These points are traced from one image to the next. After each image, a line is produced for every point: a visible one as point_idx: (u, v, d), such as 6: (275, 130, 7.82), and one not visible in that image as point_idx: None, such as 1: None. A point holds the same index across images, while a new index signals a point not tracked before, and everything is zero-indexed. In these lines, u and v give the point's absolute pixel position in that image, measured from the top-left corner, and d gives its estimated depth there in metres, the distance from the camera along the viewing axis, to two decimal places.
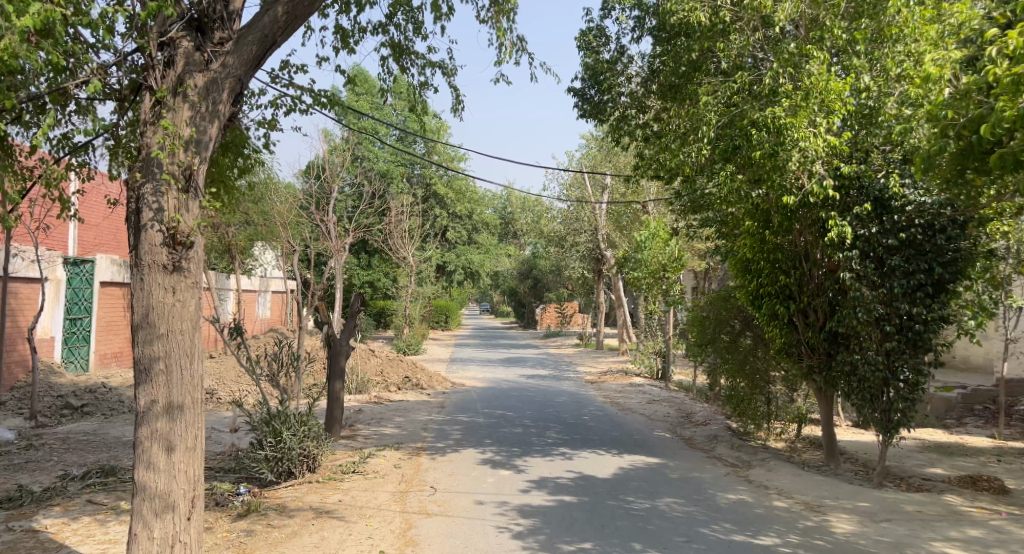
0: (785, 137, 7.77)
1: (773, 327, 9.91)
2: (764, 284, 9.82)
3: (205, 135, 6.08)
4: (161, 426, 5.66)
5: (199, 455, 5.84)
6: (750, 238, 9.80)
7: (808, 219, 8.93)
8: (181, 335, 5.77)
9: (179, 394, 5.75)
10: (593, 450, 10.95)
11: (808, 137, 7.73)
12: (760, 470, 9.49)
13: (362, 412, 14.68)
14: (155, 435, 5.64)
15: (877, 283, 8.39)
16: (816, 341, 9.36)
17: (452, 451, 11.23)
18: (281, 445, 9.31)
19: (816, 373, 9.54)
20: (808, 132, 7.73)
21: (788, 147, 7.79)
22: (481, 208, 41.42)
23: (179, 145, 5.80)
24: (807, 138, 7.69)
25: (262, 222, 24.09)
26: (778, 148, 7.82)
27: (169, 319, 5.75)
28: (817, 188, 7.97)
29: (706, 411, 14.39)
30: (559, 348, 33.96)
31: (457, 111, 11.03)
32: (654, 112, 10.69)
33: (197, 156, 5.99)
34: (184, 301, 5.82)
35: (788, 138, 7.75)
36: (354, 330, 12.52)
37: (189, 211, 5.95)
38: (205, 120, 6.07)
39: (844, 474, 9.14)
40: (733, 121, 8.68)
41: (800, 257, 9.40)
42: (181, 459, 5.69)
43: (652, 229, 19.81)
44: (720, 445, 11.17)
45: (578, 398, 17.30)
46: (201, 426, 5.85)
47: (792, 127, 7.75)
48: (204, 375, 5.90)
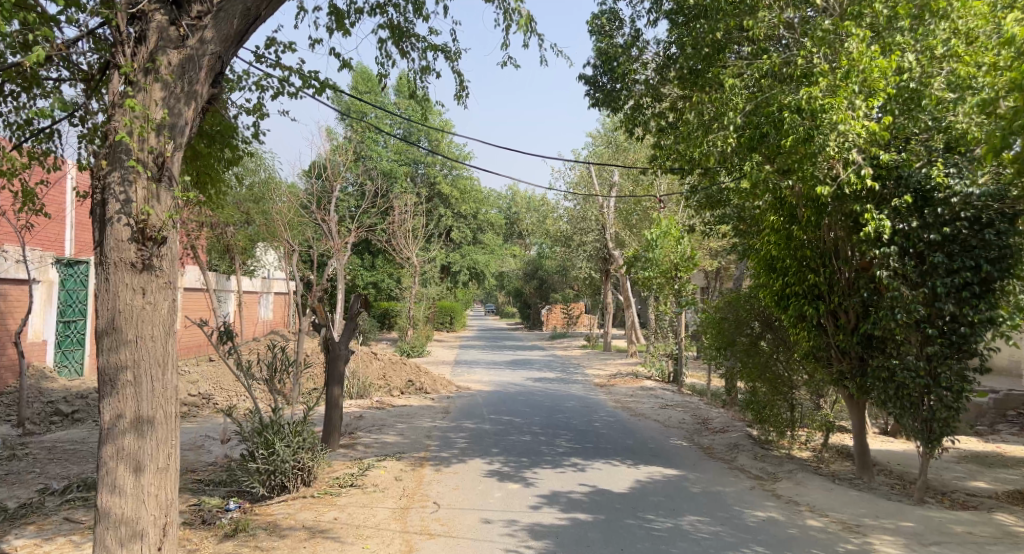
0: (823, 119, 7.20)
1: (800, 330, 9.24)
2: (791, 284, 9.19)
3: (179, 120, 5.57)
4: (129, 445, 5.29)
5: (172, 476, 5.47)
6: (775, 234, 9.19)
7: (841, 213, 8.32)
8: (152, 342, 5.38)
9: (149, 409, 5.37)
10: (607, 461, 10.32)
11: (849, 120, 7.12)
12: (787, 483, 8.85)
13: (362, 418, 14.06)
14: (122, 456, 5.27)
15: (917, 282, 7.72)
16: (848, 345, 8.69)
17: (457, 461, 10.61)
18: (273, 457, 8.69)
19: (847, 380, 8.87)
20: (848, 115, 7.12)
21: (826, 131, 7.20)
22: (486, 207, 40.76)
23: (147, 129, 5.29)
24: (847, 121, 7.09)
25: (261, 221, 23.48)
26: (814, 132, 7.26)
27: (138, 324, 5.35)
28: (855, 178, 7.32)
29: (724, 417, 13.74)
30: (567, 350, 33.32)
31: (461, 98, 10.46)
32: (671, 100, 10.10)
33: (170, 142, 5.50)
34: (156, 303, 5.42)
35: (826, 122, 7.16)
36: (353, 332, 11.91)
37: (161, 202, 5.49)
38: (180, 101, 5.56)
39: (879, 488, 8.51)
40: (760, 107, 8.09)
41: (829, 255, 8.77)
42: (150, 482, 5.31)
43: (663, 227, 19.16)
44: (741, 455, 10.53)
45: (588, 402, 16.66)
46: (174, 444, 5.48)
47: (831, 108, 7.17)
48: (178, 387, 5.51)
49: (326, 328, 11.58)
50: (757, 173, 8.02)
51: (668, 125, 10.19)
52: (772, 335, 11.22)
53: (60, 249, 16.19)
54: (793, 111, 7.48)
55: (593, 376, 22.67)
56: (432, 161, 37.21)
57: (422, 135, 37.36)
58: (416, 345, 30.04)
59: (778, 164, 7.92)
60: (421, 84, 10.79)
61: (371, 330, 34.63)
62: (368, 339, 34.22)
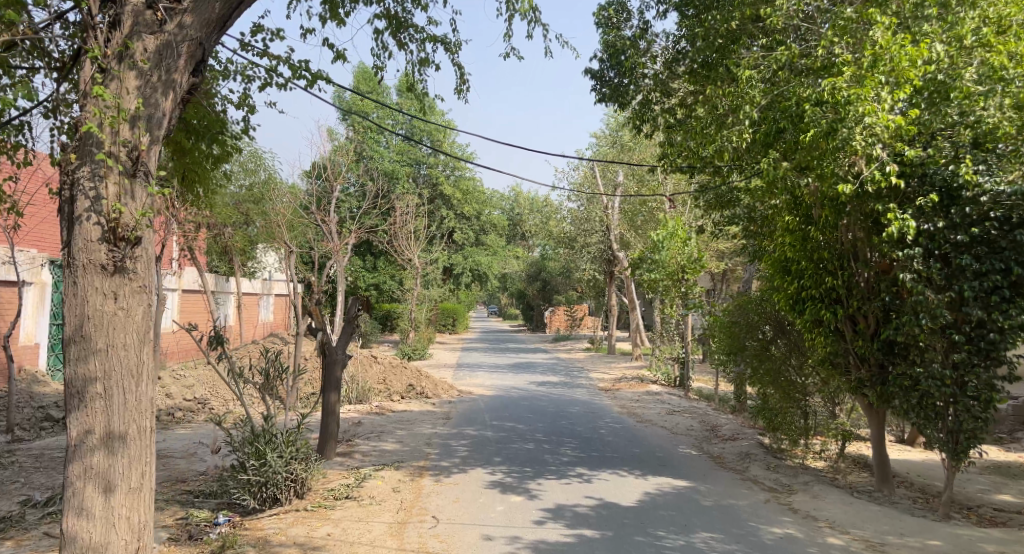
0: (848, 111, 6.85)
1: (817, 335, 8.84)
2: (807, 288, 8.79)
3: (156, 109, 5.59)
4: (98, 463, 5.27)
5: (146, 497, 5.45)
6: (790, 235, 8.81)
7: (861, 213, 7.93)
8: (123, 351, 5.36)
9: (121, 424, 5.35)
10: (614, 471, 9.93)
11: (874, 112, 6.77)
12: (803, 496, 8.44)
13: (361, 424, 13.66)
14: (92, 475, 5.25)
15: (942, 285, 7.32)
16: (867, 352, 8.29)
17: (458, 471, 10.22)
18: (264, 468, 8.29)
19: (867, 388, 8.46)
20: (874, 106, 6.77)
21: (850, 123, 6.84)
22: (489, 209, 40.35)
23: (119, 119, 5.30)
24: (873, 113, 6.73)
25: (260, 222, 23.10)
26: (838, 124, 6.88)
27: (109, 333, 5.33)
28: (879, 175, 6.95)
29: (733, 424, 13.33)
30: (570, 353, 32.92)
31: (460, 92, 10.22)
32: (680, 96, 9.77)
33: (146, 134, 5.52)
34: (129, 309, 5.41)
35: (851, 114, 6.80)
36: (351, 336, 11.52)
37: (135, 198, 5.47)
38: (156, 90, 5.58)
39: (901, 502, 8.11)
40: (777, 101, 7.75)
41: (848, 257, 8.37)
42: (121, 503, 5.30)
43: (669, 228, 18.77)
44: (753, 465, 10.12)
45: (593, 407, 16.27)
46: (148, 462, 5.46)
47: (856, 100, 6.82)
48: (152, 400, 5.50)
49: (323, 332, 11.18)
50: (773, 171, 7.66)
51: (677, 122, 9.80)
52: (785, 339, 10.82)
53: (54, 251, 15.86)
54: (813, 103, 7.14)
55: (597, 380, 22.25)
56: (434, 162, 36.83)
57: (425, 136, 36.99)
58: (418, 348, 29.64)
59: (796, 161, 7.56)
60: (422, 79, 10.43)
61: (372, 333, 34.20)
62: (369, 341, 33.82)
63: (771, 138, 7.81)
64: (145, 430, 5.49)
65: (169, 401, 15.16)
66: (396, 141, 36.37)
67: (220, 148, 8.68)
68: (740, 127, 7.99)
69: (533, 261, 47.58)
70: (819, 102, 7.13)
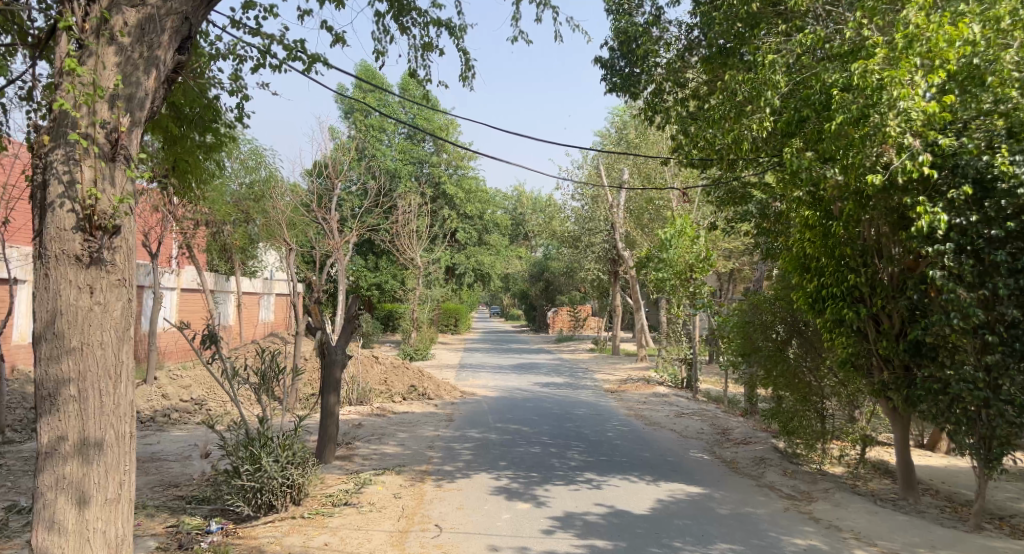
0: (881, 96, 6.64)
1: (837, 335, 8.44)
2: (827, 285, 8.41)
3: (137, 88, 5.47)
4: (71, 473, 5.12)
5: (123, 509, 5.30)
6: (810, 231, 8.45)
7: (885, 207, 7.55)
8: (98, 350, 5.23)
9: (96, 430, 5.21)
10: (624, 476, 9.55)
11: (910, 95, 6.55)
12: (824, 504, 8.04)
13: (361, 427, 13.27)
14: (64, 486, 5.10)
15: (975, 283, 6.88)
16: (892, 353, 7.92)
17: (461, 476, 9.84)
18: (259, 474, 7.89)
19: (891, 391, 8.07)
20: (910, 90, 6.55)
21: (884, 108, 6.64)
22: (492, 208, 39.97)
23: (95, 97, 5.19)
24: (909, 97, 6.52)
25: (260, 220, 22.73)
26: (870, 109, 6.69)
27: (83, 330, 5.20)
28: (910, 166, 6.61)
29: (744, 427, 12.93)
30: (574, 354, 32.53)
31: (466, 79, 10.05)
32: (694, 86, 9.49)
33: (125, 114, 5.41)
34: (105, 303, 5.29)
35: (885, 99, 6.61)
36: (350, 335, 11.14)
37: (113, 183, 5.35)
38: (137, 68, 5.47)
39: (928, 512, 7.72)
40: (802, 89, 7.53)
41: (871, 252, 8.00)
42: (96, 516, 5.14)
43: (677, 226, 18.38)
44: (768, 471, 9.73)
45: (599, 410, 15.88)
46: (125, 471, 5.32)
47: (890, 83, 6.60)
48: (129, 404, 5.38)
49: (321, 332, 10.78)
50: (797, 161, 7.40)
51: (689, 114, 9.43)
52: (800, 340, 10.42)
53: None
54: (842, 86, 6.94)
55: (603, 381, 21.86)
56: (437, 161, 36.48)
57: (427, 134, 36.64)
58: (420, 348, 29.28)
59: (820, 151, 7.30)
60: (426, 67, 10.07)
61: (374, 333, 33.82)
62: (371, 341, 33.44)
63: (794, 128, 7.64)
64: (125, 437, 5.36)
65: (165, 402, 14.78)
66: (399, 140, 36.01)
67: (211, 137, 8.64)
68: (761, 116, 7.76)
69: (536, 261, 47.20)
70: (848, 87, 6.94)
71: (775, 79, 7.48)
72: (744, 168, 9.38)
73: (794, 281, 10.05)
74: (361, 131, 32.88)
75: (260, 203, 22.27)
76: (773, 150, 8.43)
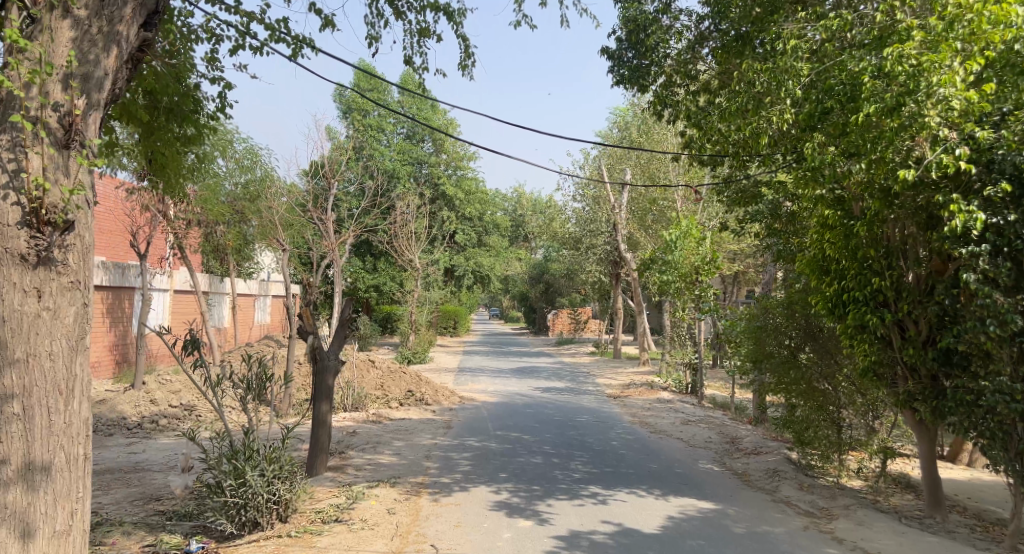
0: (919, 83, 6.30)
1: (859, 342, 7.92)
2: (847, 287, 7.90)
3: (95, 67, 5.49)
4: (16, 501, 5.05)
5: (73, 539, 5.25)
6: (830, 232, 7.98)
7: (912, 203, 7.11)
8: (47, 362, 5.22)
9: (42, 453, 5.17)
10: (631, 490, 9.05)
11: (950, 81, 6.20)
12: (846, 523, 7.55)
13: (356, 434, 12.76)
14: (7, 515, 5.02)
15: (1013, 287, 6.37)
16: (919, 362, 7.43)
17: (459, 489, 9.34)
18: (243, 489, 7.39)
19: (918, 403, 7.57)
20: (950, 74, 6.22)
21: (921, 96, 6.29)
22: (492, 209, 39.49)
23: (46, 74, 5.18)
24: (949, 83, 6.17)
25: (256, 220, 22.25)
26: (904, 98, 6.33)
27: (30, 339, 5.18)
28: (946, 159, 6.21)
29: (755, 437, 12.42)
30: (575, 357, 32.04)
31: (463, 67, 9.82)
32: (705, 79, 9.17)
33: (81, 95, 5.39)
34: (56, 308, 5.28)
35: (922, 86, 6.28)
36: (343, 340, 10.66)
37: (66, 175, 5.33)
38: (95, 45, 5.48)
39: (959, 534, 7.23)
40: (825, 77, 7.22)
41: (896, 253, 7.53)
42: (42, 546, 5.08)
43: (682, 227, 17.89)
44: (783, 485, 9.23)
45: (603, 416, 15.40)
46: (77, 499, 5.29)
47: (928, 71, 6.29)
48: (79, 425, 5.36)
49: (313, 336, 10.31)
50: (818, 156, 7.04)
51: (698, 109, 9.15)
52: (814, 347, 9.94)
53: None
54: (872, 74, 6.62)
55: (605, 386, 21.37)
56: (436, 161, 36.03)
57: (426, 134, 36.19)
58: (418, 351, 28.81)
59: (844, 145, 6.93)
60: (423, 53, 9.84)
61: (371, 336, 33.32)
62: (368, 344, 32.94)
63: (813, 123, 7.33)
64: (79, 459, 5.35)
65: (153, 408, 14.30)
66: (398, 140, 35.58)
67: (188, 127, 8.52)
68: (782, 106, 7.47)
69: (536, 263, 46.69)
70: (877, 73, 6.63)
71: (797, 66, 7.24)
72: (760, 165, 8.99)
73: (813, 284, 9.57)
74: (359, 131, 32.43)
75: (255, 203, 21.81)
76: (791, 144, 8.07)
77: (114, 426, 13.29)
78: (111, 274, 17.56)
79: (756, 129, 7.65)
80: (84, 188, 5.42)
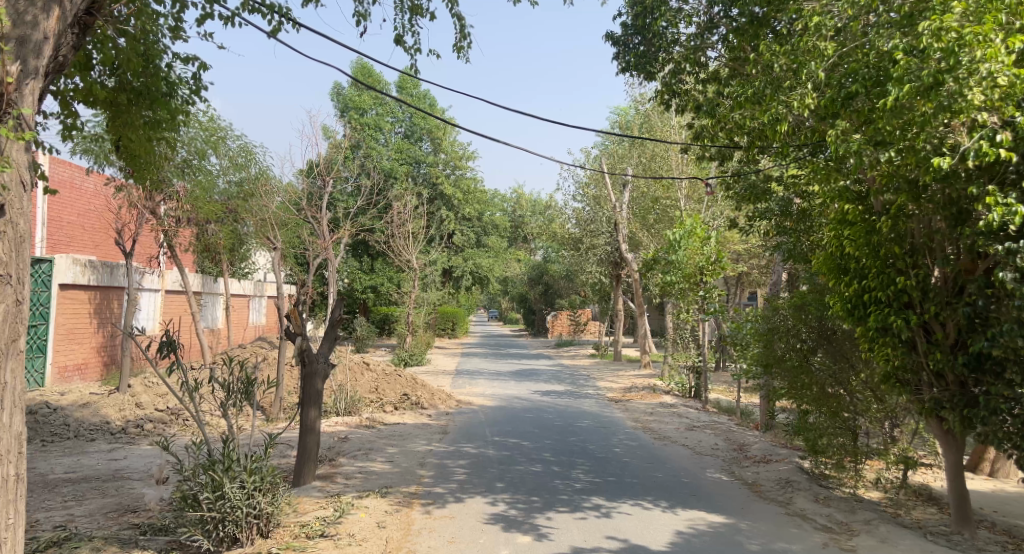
0: (957, 60, 5.92)
1: (881, 346, 7.43)
2: (868, 287, 7.43)
3: (33, 30, 5.77)
4: None
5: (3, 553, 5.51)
6: (849, 228, 7.51)
7: (941, 197, 6.67)
8: None
9: None
10: (636, 502, 8.55)
11: (994, 58, 5.82)
12: (868, 540, 7.05)
13: (348, 440, 12.25)
14: None
15: None
16: (946, 366, 6.94)
17: (455, 500, 8.84)
18: (222, 503, 6.89)
19: (945, 412, 7.08)
20: (994, 51, 5.83)
21: (960, 74, 5.90)
22: (491, 210, 39.00)
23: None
24: (993, 60, 5.79)
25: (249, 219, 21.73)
26: (942, 75, 5.95)
27: None
28: (985, 146, 5.80)
29: (764, 445, 11.91)
30: (575, 359, 31.53)
31: (460, 50, 9.99)
32: (717, 67, 9.00)
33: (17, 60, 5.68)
34: None
35: (963, 62, 5.89)
36: (333, 342, 10.16)
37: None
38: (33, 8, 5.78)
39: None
40: (853, 58, 6.81)
41: (921, 251, 7.06)
42: None
43: (686, 227, 17.38)
44: (797, 496, 8.73)
45: (604, 422, 14.90)
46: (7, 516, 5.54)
47: (967, 48, 5.92)
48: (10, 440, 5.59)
49: (300, 338, 9.82)
50: (842, 142, 6.59)
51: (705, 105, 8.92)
52: (825, 350, 9.46)
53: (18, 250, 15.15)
54: (905, 51, 6.27)
55: (606, 389, 20.85)
56: (435, 161, 35.55)
57: (425, 134, 35.73)
58: (415, 352, 28.29)
59: (871, 130, 6.52)
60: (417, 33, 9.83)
61: (368, 337, 32.80)
62: (364, 346, 32.43)
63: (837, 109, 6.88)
64: (9, 480, 5.58)
65: (138, 412, 13.78)
66: (396, 139, 35.14)
67: (157, 112, 9.13)
68: (803, 90, 7.00)
69: (536, 263, 46.17)
70: (912, 51, 6.22)
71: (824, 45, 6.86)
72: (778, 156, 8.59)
73: (832, 284, 9.09)
74: (357, 130, 31.97)
75: (248, 201, 21.31)
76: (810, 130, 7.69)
77: (97, 431, 12.79)
78: (101, 273, 17.08)
79: (774, 115, 7.20)
80: (15, 165, 5.66)
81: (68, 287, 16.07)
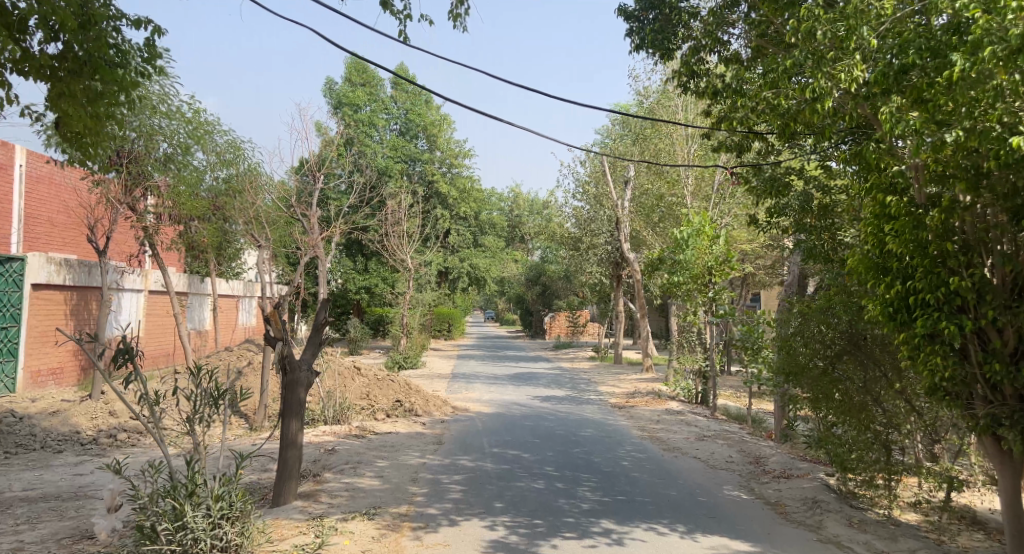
0: None
1: (929, 356, 6.60)
2: (914, 288, 6.60)
3: None
4: None
5: None
6: (893, 224, 6.69)
7: (1004, 186, 6.01)
8: None
9: None
10: (650, 527, 7.74)
11: None
12: None
13: (336, 453, 11.42)
14: None
15: None
16: (1007, 376, 6.22)
17: (450, 523, 8.03)
18: (182, 534, 6.08)
19: (1005, 429, 6.32)
20: None
21: None
22: (487, 209, 38.19)
23: None
24: None
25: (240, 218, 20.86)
26: None
27: None
28: None
29: (782, 458, 11.14)
30: (574, 362, 30.80)
31: (457, 19, 9.23)
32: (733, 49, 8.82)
33: None
34: None
35: None
36: (319, 347, 9.33)
37: None
38: None
39: None
40: (904, 26, 6.54)
41: (976, 247, 6.36)
42: None
43: (694, 225, 16.56)
44: (828, 519, 7.93)
45: (609, 430, 14.11)
46: None
47: None
48: None
49: (283, 343, 9.02)
50: (897, 121, 6.29)
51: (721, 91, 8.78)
52: (851, 356, 8.82)
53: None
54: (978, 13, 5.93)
55: (608, 394, 20.05)
56: (430, 159, 34.78)
57: (420, 130, 34.91)
58: (410, 355, 27.52)
59: (935, 105, 6.12)
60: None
61: (361, 339, 31.98)
62: (357, 348, 31.62)
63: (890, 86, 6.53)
64: None
65: (112, 421, 12.93)
66: (390, 136, 34.31)
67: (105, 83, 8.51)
68: (850, 61, 6.61)
69: (533, 264, 45.35)
70: (990, 10, 5.80)
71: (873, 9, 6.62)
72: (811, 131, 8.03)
73: (867, 284, 8.43)
74: (350, 126, 31.16)
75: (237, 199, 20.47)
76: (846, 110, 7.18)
77: (66, 442, 11.94)
78: (78, 272, 16.25)
79: (816, 88, 6.80)
80: None
81: (41, 286, 15.23)
